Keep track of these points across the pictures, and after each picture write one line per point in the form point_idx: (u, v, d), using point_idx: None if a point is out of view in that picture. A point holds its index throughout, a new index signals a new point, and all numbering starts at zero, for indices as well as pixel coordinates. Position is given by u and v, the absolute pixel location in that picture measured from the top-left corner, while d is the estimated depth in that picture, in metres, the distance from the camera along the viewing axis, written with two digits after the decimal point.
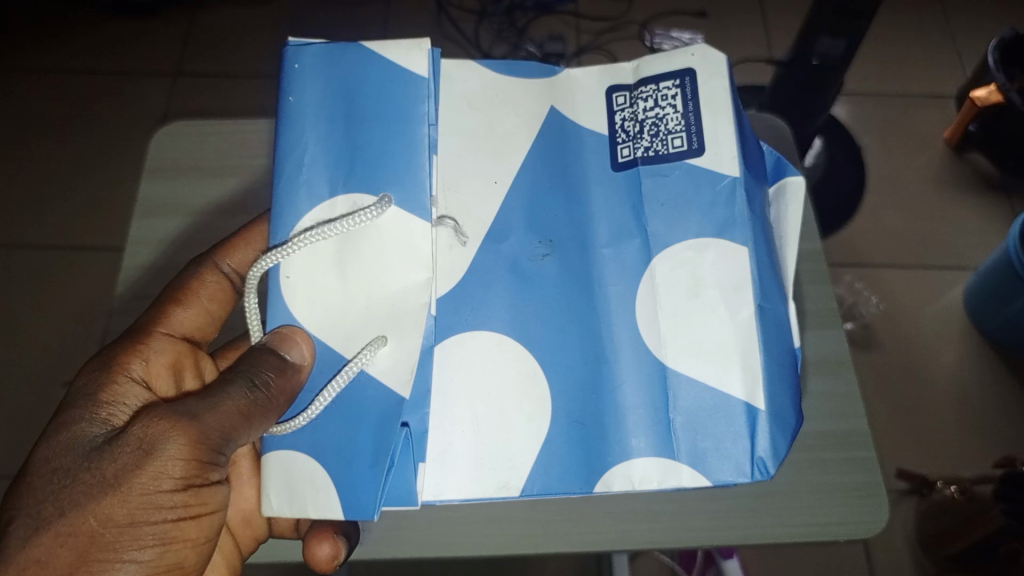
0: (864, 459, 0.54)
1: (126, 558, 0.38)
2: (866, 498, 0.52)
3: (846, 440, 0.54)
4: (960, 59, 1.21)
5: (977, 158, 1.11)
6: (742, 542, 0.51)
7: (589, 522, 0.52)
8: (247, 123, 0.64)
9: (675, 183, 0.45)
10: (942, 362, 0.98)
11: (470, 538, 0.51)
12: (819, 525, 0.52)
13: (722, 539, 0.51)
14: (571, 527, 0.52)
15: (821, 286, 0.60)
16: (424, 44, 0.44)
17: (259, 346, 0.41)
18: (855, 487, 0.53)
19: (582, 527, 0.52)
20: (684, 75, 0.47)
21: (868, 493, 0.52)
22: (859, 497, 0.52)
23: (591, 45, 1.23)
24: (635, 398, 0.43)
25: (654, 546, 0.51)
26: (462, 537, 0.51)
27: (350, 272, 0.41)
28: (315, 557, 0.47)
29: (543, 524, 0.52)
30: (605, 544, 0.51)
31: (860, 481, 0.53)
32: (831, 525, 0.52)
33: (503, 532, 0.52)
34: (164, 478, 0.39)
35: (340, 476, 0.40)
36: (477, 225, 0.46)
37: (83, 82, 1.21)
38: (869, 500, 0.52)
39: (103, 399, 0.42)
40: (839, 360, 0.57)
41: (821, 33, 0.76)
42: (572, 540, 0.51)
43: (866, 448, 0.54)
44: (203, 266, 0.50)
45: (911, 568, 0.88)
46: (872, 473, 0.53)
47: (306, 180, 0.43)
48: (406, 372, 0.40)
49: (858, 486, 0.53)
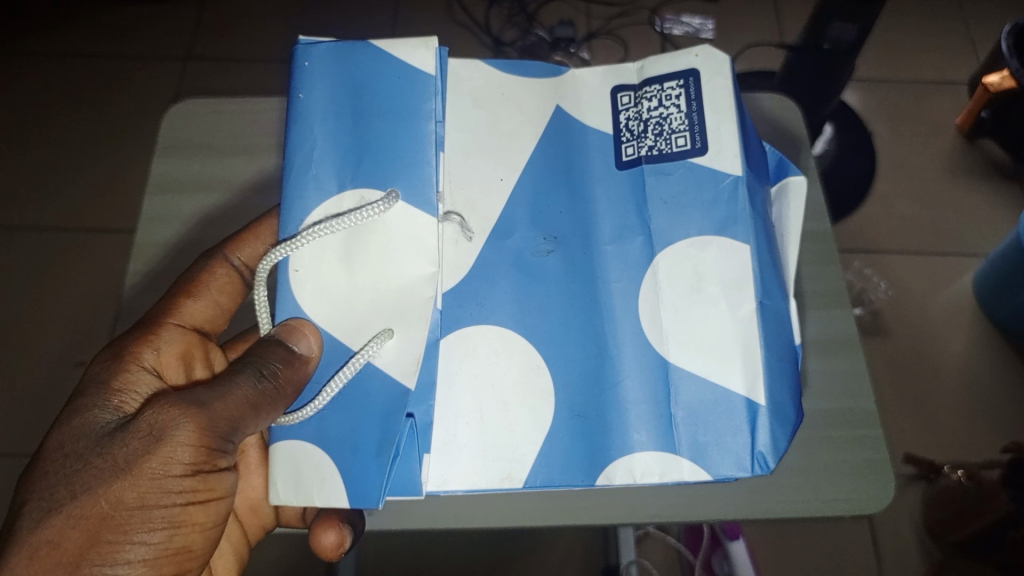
0: (868, 437, 0.53)
1: (136, 540, 0.39)
2: (873, 475, 0.51)
3: (852, 419, 0.53)
4: (973, 45, 1.19)
5: (988, 145, 1.10)
6: (748, 517, 0.50)
7: (594, 495, 0.50)
8: (259, 102, 0.64)
9: (678, 181, 0.46)
10: (951, 350, 0.98)
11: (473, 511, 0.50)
12: (824, 502, 0.51)
13: (727, 514, 0.50)
14: (575, 500, 0.50)
15: (824, 266, 0.58)
16: (431, 43, 0.44)
17: (268, 338, 0.42)
18: (858, 464, 0.52)
19: (587, 501, 0.50)
20: (688, 75, 0.47)
21: (875, 470, 0.51)
22: (864, 474, 0.51)
23: (601, 30, 1.22)
24: (636, 392, 0.44)
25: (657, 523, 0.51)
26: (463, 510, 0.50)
27: (357, 268, 0.42)
28: (320, 544, 0.49)
29: (544, 497, 0.50)
30: (610, 518, 0.50)
31: (864, 459, 0.52)
32: (838, 502, 0.51)
33: (503, 505, 0.50)
34: (173, 463, 0.40)
35: (345, 466, 0.41)
36: (483, 220, 0.46)
37: (93, 64, 1.21)
38: (874, 477, 0.51)
39: (116, 387, 0.43)
40: (842, 341, 0.56)
41: (833, 17, 0.75)
42: (576, 512, 0.50)
43: (871, 426, 0.53)
44: (213, 258, 0.51)
45: (916, 552, 0.89)
46: (877, 451, 0.52)
47: (314, 176, 0.44)
48: (412, 363, 0.41)
49: (863, 463, 0.52)
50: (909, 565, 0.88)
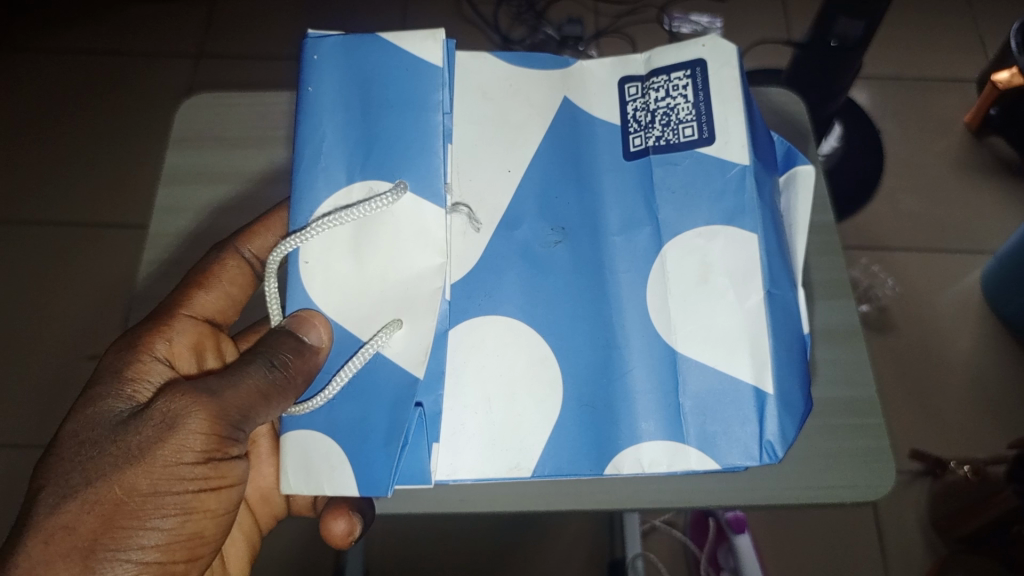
0: (869, 425, 0.52)
1: (149, 526, 0.40)
2: (872, 463, 0.51)
3: (854, 408, 0.53)
4: (982, 42, 1.18)
5: (997, 142, 1.10)
6: (749, 504, 0.50)
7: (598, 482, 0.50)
8: (269, 96, 0.64)
9: (686, 171, 0.46)
10: (959, 347, 0.97)
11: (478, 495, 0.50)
12: (823, 488, 0.50)
13: (727, 499, 0.50)
14: (578, 486, 0.50)
15: (830, 257, 0.58)
16: (439, 35, 0.45)
17: (278, 329, 0.42)
18: (860, 452, 0.52)
19: (590, 486, 0.50)
20: (695, 66, 0.47)
21: (876, 457, 0.51)
22: (864, 462, 0.51)
23: (609, 28, 1.22)
24: (643, 382, 0.44)
25: (659, 507, 0.50)
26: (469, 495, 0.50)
27: (366, 258, 0.43)
28: (331, 532, 0.49)
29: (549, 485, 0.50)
30: (612, 504, 0.50)
31: (864, 448, 0.52)
32: (836, 488, 0.50)
33: (506, 491, 0.50)
34: (185, 450, 0.40)
35: (355, 454, 0.41)
36: (491, 212, 0.47)
37: (106, 64, 1.23)
38: (874, 465, 0.51)
39: (129, 376, 0.44)
40: (847, 330, 0.56)
41: (839, 13, 0.75)
42: (579, 498, 0.50)
43: (873, 415, 0.53)
44: (224, 250, 0.52)
45: (922, 549, 0.88)
46: (878, 440, 0.52)
47: (324, 168, 0.44)
48: (420, 353, 0.41)
49: (865, 451, 0.52)
50: (915, 561, 0.88)
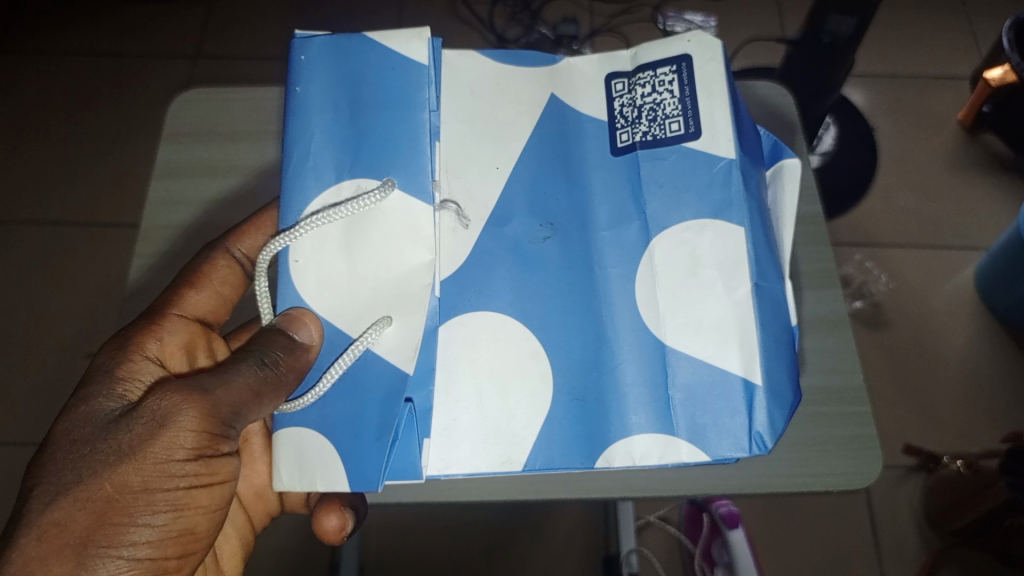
0: (856, 413, 0.53)
1: (140, 522, 0.40)
2: (860, 450, 0.51)
3: (840, 396, 0.53)
4: (976, 40, 1.19)
5: (990, 139, 1.10)
6: (740, 492, 0.50)
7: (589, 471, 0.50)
8: (262, 91, 0.65)
9: (673, 165, 0.46)
10: (952, 343, 0.97)
11: (469, 487, 0.50)
12: (812, 476, 0.51)
13: (717, 488, 0.50)
14: (568, 477, 0.50)
15: (818, 248, 0.58)
16: (424, 33, 0.45)
17: (270, 327, 0.43)
18: (848, 440, 0.52)
19: (581, 476, 0.50)
20: (680, 61, 0.47)
21: (863, 445, 0.51)
22: (852, 449, 0.51)
23: (603, 27, 1.22)
24: (634, 375, 0.44)
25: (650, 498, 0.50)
26: (461, 487, 0.50)
27: (356, 255, 0.43)
28: (323, 528, 0.49)
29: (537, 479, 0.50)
30: (603, 492, 0.50)
31: (852, 435, 0.52)
32: (823, 476, 0.51)
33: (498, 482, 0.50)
34: (176, 448, 0.40)
35: (347, 450, 0.42)
36: (480, 209, 0.47)
37: (101, 66, 1.23)
38: (861, 453, 0.51)
39: (121, 376, 0.44)
40: (837, 320, 0.56)
41: (832, 10, 0.75)
42: (571, 488, 0.50)
43: (861, 403, 0.53)
44: (214, 250, 0.52)
45: (915, 542, 0.88)
46: (866, 427, 0.52)
47: (313, 166, 0.44)
48: (411, 349, 0.41)
49: (853, 439, 0.52)
50: (909, 554, 0.88)
